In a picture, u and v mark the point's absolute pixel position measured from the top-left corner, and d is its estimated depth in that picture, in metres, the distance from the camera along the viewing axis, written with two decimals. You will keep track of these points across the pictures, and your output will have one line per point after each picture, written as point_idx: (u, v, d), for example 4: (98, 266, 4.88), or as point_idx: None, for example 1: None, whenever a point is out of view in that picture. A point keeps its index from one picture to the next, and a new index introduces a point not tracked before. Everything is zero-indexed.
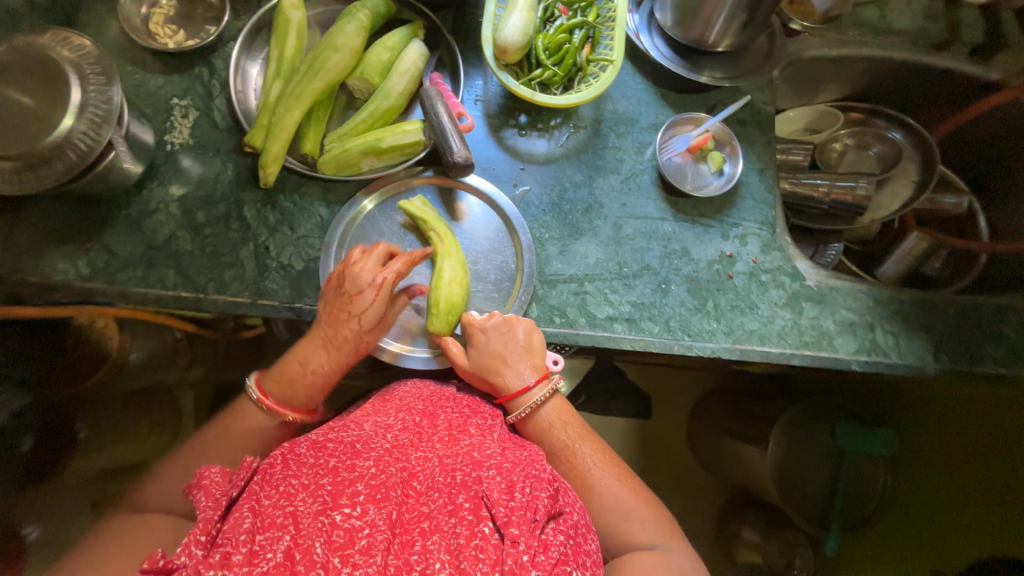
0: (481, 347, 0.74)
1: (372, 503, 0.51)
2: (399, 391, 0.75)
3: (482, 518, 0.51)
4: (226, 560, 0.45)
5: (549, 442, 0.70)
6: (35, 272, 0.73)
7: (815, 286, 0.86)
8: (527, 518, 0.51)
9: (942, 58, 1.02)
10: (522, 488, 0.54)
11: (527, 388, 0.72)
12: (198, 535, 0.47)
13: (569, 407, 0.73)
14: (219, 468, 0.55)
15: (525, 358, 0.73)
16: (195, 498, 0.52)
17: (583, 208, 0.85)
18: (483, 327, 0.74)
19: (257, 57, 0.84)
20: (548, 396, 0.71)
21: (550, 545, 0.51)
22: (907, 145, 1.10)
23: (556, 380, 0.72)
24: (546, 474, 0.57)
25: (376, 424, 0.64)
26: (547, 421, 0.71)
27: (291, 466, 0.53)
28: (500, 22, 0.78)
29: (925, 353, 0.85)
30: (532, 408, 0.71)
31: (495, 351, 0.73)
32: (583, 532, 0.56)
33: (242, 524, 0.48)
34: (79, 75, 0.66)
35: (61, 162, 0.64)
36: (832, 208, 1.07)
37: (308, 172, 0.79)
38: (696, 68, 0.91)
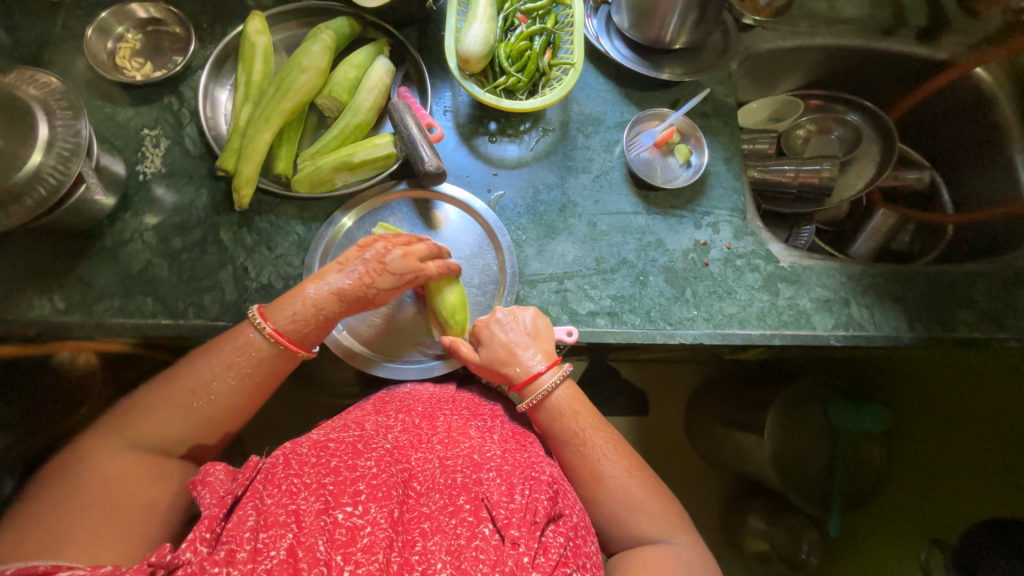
0: (489, 339, 0.73)
1: (374, 502, 0.51)
2: (400, 391, 0.75)
3: (483, 519, 0.52)
4: (231, 557, 0.45)
5: (562, 429, 0.68)
6: (12, 310, 0.73)
7: (788, 266, 0.88)
8: (527, 521, 0.52)
9: (889, 42, 1.06)
10: (522, 491, 0.55)
11: (537, 374, 0.70)
12: (202, 533, 0.47)
13: (580, 395, 0.71)
14: (224, 465, 0.54)
15: (533, 346, 0.73)
16: (199, 496, 0.51)
17: (557, 208, 0.87)
18: (489, 321, 0.74)
19: (226, 84, 0.85)
20: (558, 382, 0.70)
21: (550, 547, 0.52)
22: (866, 127, 1.15)
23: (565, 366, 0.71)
24: (545, 477, 0.58)
25: (377, 424, 0.64)
26: (558, 409, 0.69)
27: (293, 467, 0.53)
28: (461, 33, 0.80)
29: (899, 323, 0.87)
30: (543, 395, 0.69)
31: (504, 342, 0.73)
32: (583, 534, 0.56)
33: (245, 522, 0.48)
34: (46, 111, 0.66)
35: (31, 198, 0.64)
36: (800, 191, 1.10)
37: (282, 192, 0.80)
38: (656, 66, 0.94)
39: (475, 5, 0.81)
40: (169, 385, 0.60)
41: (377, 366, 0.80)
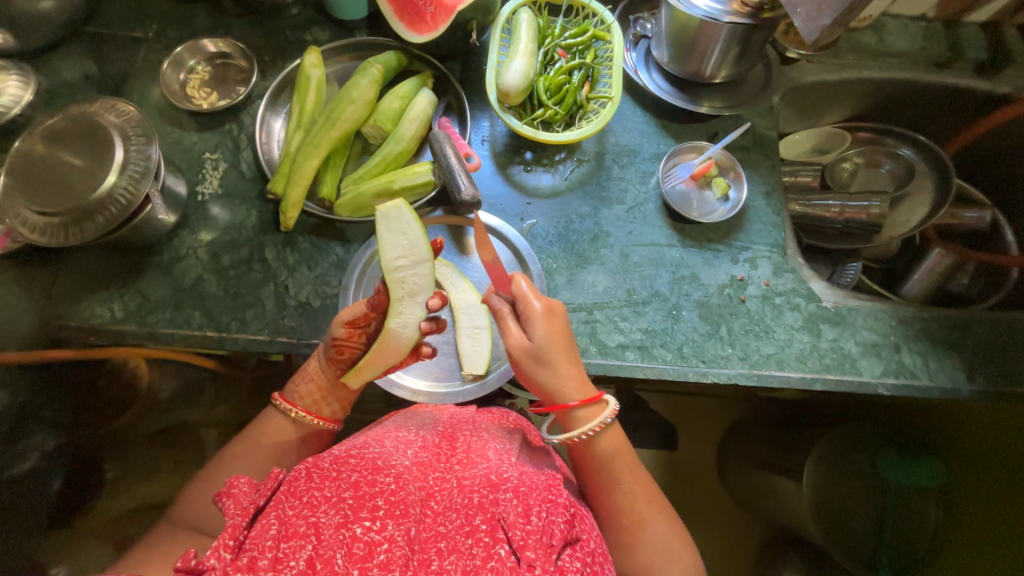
0: (542, 335, 0.64)
1: (391, 519, 0.51)
2: (423, 411, 0.76)
3: (499, 540, 0.51)
4: (252, 564, 0.46)
5: (612, 469, 0.64)
6: (76, 317, 0.78)
7: (832, 307, 0.84)
8: (544, 543, 0.50)
9: (945, 75, 1.02)
10: (539, 513, 0.54)
11: (582, 406, 0.64)
12: (226, 540, 0.48)
13: (622, 438, 0.66)
14: (248, 478, 0.55)
15: (580, 370, 0.66)
16: (223, 507, 0.52)
17: (589, 238, 0.87)
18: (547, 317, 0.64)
19: (281, 112, 0.91)
20: (596, 431, 0.64)
21: (568, 571, 0.50)
22: (919, 162, 1.09)
23: (608, 410, 0.64)
24: (563, 499, 0.57)
25: (397, 441, 0.65)
26: (608, 447, 0.65)
27: (314, 480, 0.54)
28: (502, 68, 0.83)
29: (957, 373, 0.81)
30: (587, 434, 0.64)
31: (556, 350, 0.64)
32: (601, 561, 0.55)
33: (268, 531, 0.49)
34: (123, 137, 0.73)
35: (103, 216, 0.70)
36: (846, 227, 1.06)
37: (325, 215, 0.84)
38: (695, 99, 0.94)
39: (517, 41, 0.84)
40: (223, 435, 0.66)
41: (414, 392, 0.81)
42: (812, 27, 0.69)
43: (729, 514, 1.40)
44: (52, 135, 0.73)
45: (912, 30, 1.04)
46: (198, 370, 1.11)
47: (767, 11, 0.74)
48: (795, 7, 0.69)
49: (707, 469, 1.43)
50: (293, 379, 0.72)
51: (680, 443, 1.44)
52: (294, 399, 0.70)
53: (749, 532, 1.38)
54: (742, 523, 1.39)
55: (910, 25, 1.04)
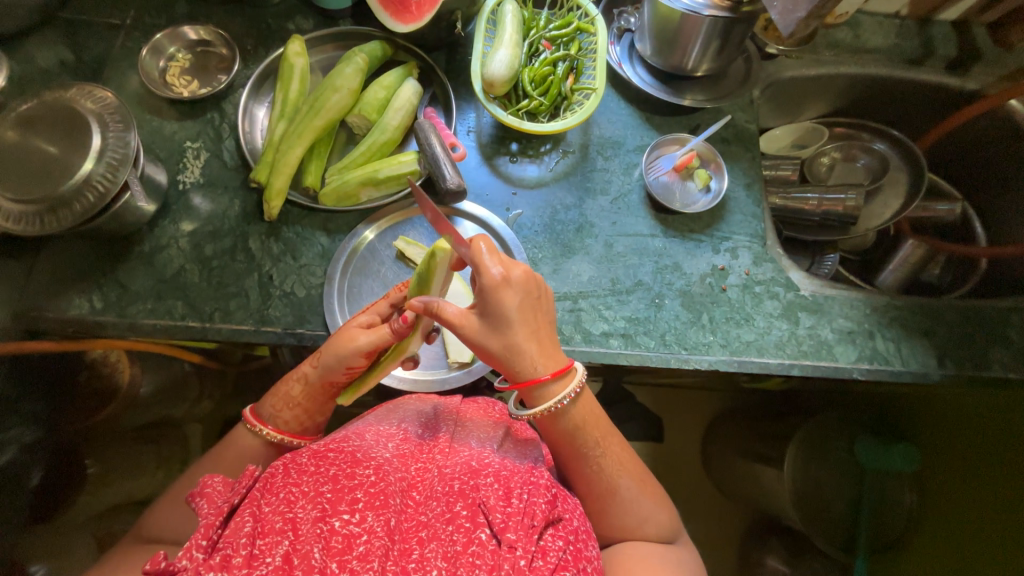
0: (501, 313, 0.60)
1: (371, 511, 0.51)
2: (406, 401, 0.76)
3: (480, 525, 0.52)
4: (226, 562, 0.46)
5: (578, 442, 0.64)
6: (53, 308, 0.77)
7: (810, 295, 0.87)
8: (525, 524, 0.52)
9: (918, 72, 1.05)
10: (520, 495, 0.55)
11: (549, 382, 0.62)
12: (199, 540, 0.48)
13: (595, 404, 0.66)
14: (222, 477, 0.55)
15: (546, 342, 0.63)
16: (196, 507, 0.52)
17: (574, 228, 0.88)
18: (504, 292, 0.59)
19: (264, 101, 0.90)
20: (572, 397, 0.63)
21: (548, 551, 0.51)
22: (894, 155, 1.13)
23: (578, 377, 0.64)
24: (544, 481, 0.58)
25: (378, 434, 0.65)
26: (574, 422, 0.64)
27: (292, 475, 0.54)
28: (487, 58, 0.83)
29: (928, 359, 0.84)
30: (556, 408, 0.63)
31: (520, 323, 0.61)
32: (584, 539, 0.56)
33: (242, 529, 0.48)
34: (100, 123, 0.71)
35: (80, 204, 0.69)
36: (823, 219, 1.09)
37: (310, 205, 0.83)
38: (678, 92, 0.95)
39: (502, 32, 0.84)
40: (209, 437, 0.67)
41: (399, 379, 0.82)
42: (789, 21, 0.72)
43: (712, 501, 1.43)
44: (25, 121, 0.71)
45: (887, 27, 1.06)
46: (181, 365, 1.09)
47: (745, 4, 0.76)
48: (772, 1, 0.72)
49: (692, 458, 1.46)
50: (264, 398, 0.68)
51: (666, 433, 1.47)
52: (269, 421, 0.66)
53: (732, 519, 1.42)
54: (726, 510, 1.42)
55: (885, 22, 1.07)
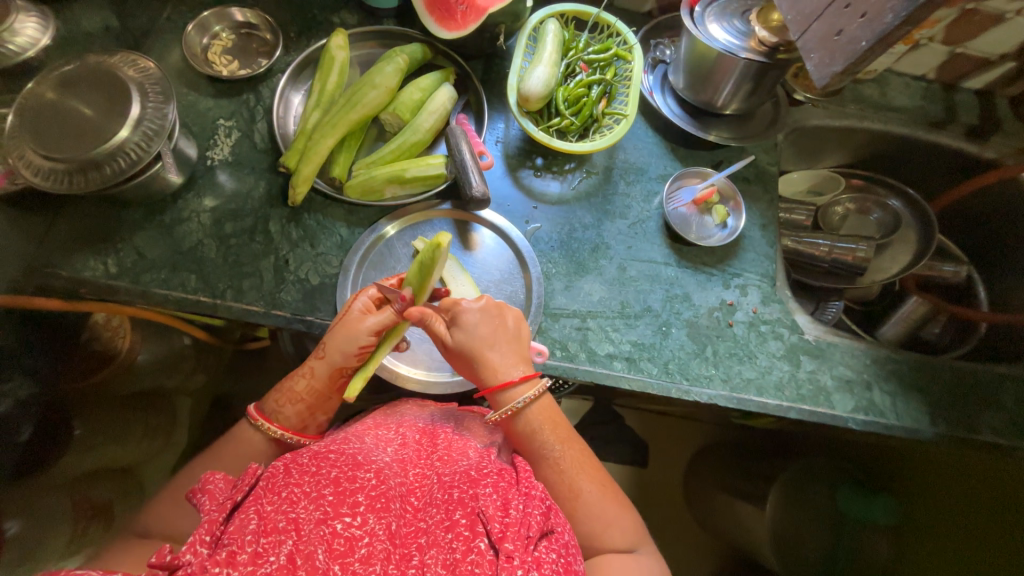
0: (469, 327, 0.69)
1: (372, 514, 0.52)
2: (401, 408, 0.78)
3: (479, 534, 0.52)
4: (231, 559, 0.45)
5: (538, 444, 0.67)
6: (66, 267, 0.77)
7: (813, 340, 0.88)
8: (522, 535, 0.51)
9: (938, 135, 1.07)
10: (516, 506, 0.55)
11: (515, 383, 0.68)
12: (203, 535, 0.48)
13: (553, 407, 0.70)
14: (224, 474, 0.55)
15: (516, 351, 0.71)
16: (198, 502, 0.52)
17: (590, 248, 0.89)
18: (471, 307, 0.70)
19: (301, 88, 0.92)
20: (532, 398, 0.68)
21: (544, 562, 0.51)
22: (905, 213, 1.15)
23: (542, 381, 0.69)
24: (538, 492, 0.58)
25: (377, 437, 0.67)
26: (531, 424, 0.68)
27: (293, 475, 0.55)
28: (525, 74, 0.85)
29: (921, 416, 0.85)
30: (516, 408, 0.68)
31: (485, 338, 0.70)
32: (574, 553, 0.55)
33: (247, 526, 0.48)
34: (141, 92, 0.72)
35: (110, 168, 0.70)
36: (832, 267, 1.11)
37: (334, 195, 0.84)
38: (705, 127, 0.97)
39: (542, 50, 0.86)
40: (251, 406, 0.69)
41: (403, 376, 0.81)
42: (823, 74, 0.71)
43: (691, 533, 1.43)
44: (65, 82, 0.72)
45: (912, 88, 1.09)
46: (182, 337, 1.09)
47: (781, 51, 0.79)
48: (810, 52, 0.73)
49: (676, 487, 1.46)
50: (271, 393, 0.70)
51: (651, 461, 1.47)
52: (273, 417, 0.68)
53: (710, 555, 1.41)
54: (704, 544, 1.42)
55: (910, 83, 1.09)
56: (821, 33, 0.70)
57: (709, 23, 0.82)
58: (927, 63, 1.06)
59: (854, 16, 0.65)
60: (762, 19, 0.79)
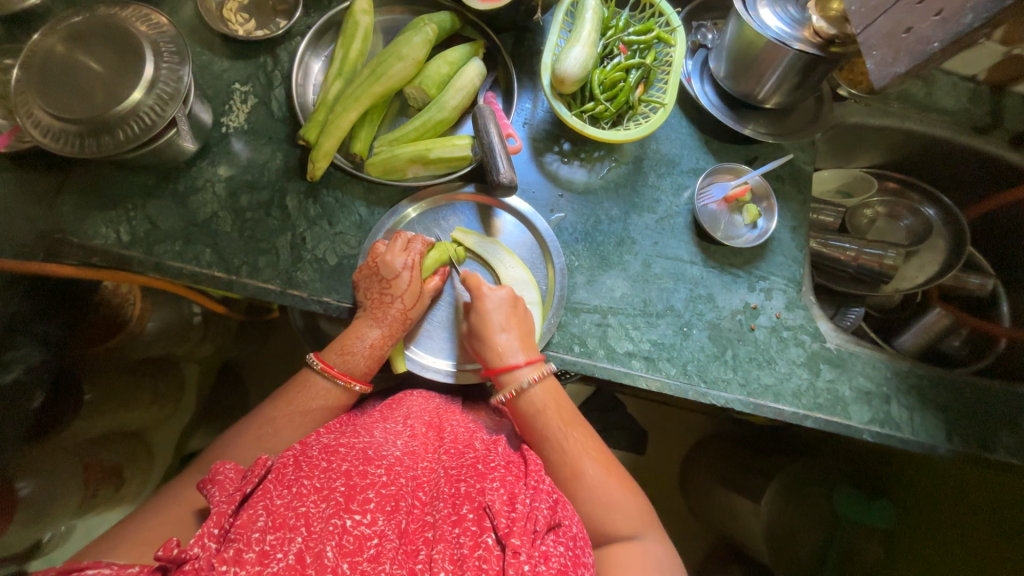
0: (482, 311, 0.74)
1: (382, 514, 0.52)
2: (407, 399, 0.78)
3: (486, 529, 0.51)
4: (239, 557, 0.45)
5: (541, 426, 0.69)
6: (79, 233, 0.75)
7: (835, 348, 0.86)
8: (528, 530, 0.50)
9: (981, 141, 1.02)
10: (523, 500, 0.54)
11: (520, 366, 0.71)
12: (211, 528, 0.47)
13: (559, 391, 0.71)
14: (234, 465, 0.55)
15: (524, 338, 0.74)
16: (209, 493, 0.52)
17: (615, 242, 0.86)
18: (492, 297, 0.74)
19: (322, 54, 0.87)
20: (536, 379, 0.70)
21: (551, 556, 0.50)
22: (939, 223, 1.11)
23: (547, 367, 0.73)
24: (546, 486, 0.57)
25: (386, 431, 0.66)
26: (534, 405, 0.70)
27: (303, 469, 0.54)
28: (561, 53, 0.80)
29: (937, 432, 0.84)
30: (519, 389, 0.70)
31: (496, 324, 0.73)
32: (582, 545, 0.55)
33: (255, 521, 0.48)
34: (155, 51, 0.68)
35: (123, 133, 0.66)
36: (858, 272, 1.08)
37: (354, 171, 0.81)
38: (742, 120, 0.92)
39: (579, 28, 0.81)
40: (338, 340, 0.73)
41: (422, 365, 0.80)
42: (884, 73, 0.68)
43: (684, 522, 1.45)
44: (74, 34, 0.67)
45: (960, 89, 1.03)
46: (189, 305, 1.07)
47: (835, 45, 0.73)
48: (872, 49, 0.68)
49: (672, 477, 1.48)
50: (332, 339, 0.73)
51: (649, 449, 1.49)
52: (341, 366, 0.71)
53: (699, 543, 1.44)
54: (695, 533, 1.45)
55: (958, 84, 1.03)
56: (888, 29, 0.66)
57: (761, 7, 0.76)
58: (981, 62, 1.00)
59: (927, 14, 0.63)
60: (819, 6, 0.75)
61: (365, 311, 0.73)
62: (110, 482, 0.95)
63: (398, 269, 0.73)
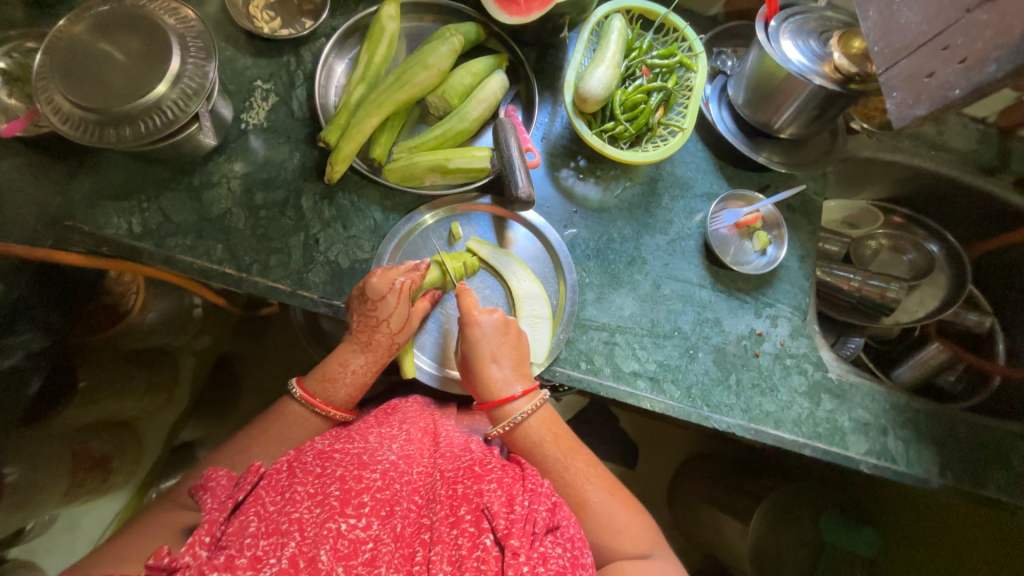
0: (474, 340, 0.72)
1: (377, 518, 0.52)
2: (403, 405, 0.76)
3: (484, 530, 0.51)
4: (230, 562, 0.45)
5: (539, 458, 0.68)
6: (89, 221, 0.74)
7: (836, 378, 0.87)
8: (527, 531, 0.50)
9: (987, 182, 1.03)
10: (522, 502, 0.54)
11: (515, 398, 0.70)
12: (202, 536, 0.48)
13: (557, 420, 0.71)
14: (226, 472, 0.56)
15: (518, 365, 0.73)
16: (201, 500, 0.53)
17: (626, 260, 0.87)
18: (483, 323, 0.73)
19: (346, 57, 0.87)
20: (532, 411, 0.70)
21: (550, 557, 0.50)
22: (941, 257, 1.13)
23: (542, 394, 0.72)
24: (544, 488, 0.57)
25: (381, 435, 0.66)
26: (531, 437, 0.69)
27: (298, 474, 0.54)
28: (585, 73, 0.81)
29: (931, 466, 0.85)
30: (515, 423, 0.69)
31: (488, 353, 0.72)
32: (581, 545, 0.55)
33: (247, 528, 0.48)
34: (182, 45, 0.68)
35: (143, 125, 0.66)
36: (859, 303, 1.10)
37: (371, 175, 0.81)
38: (757, 147, 0.93)
39: (604, 48, 0.82)
40: (322, 365, 0.72)
41: (430, 374, 0.80)
42: (904, 115, 0.70)
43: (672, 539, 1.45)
44: (101, 22, 0.67)
45: (969, 130, 1.05)
46: (191, 297, 1.06)
47: (855, 82, 0.75)
48: (892, 90, 0.70)
49: (663, 493, 1.48)
50: (315, 365, 0.73)
51: (641, 464, 1.49)
52: (324, 394, 0.70)
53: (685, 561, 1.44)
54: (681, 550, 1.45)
55: (969, 124, 1.05)
56: (910, 72, 0.68)
57: (784, 39, 0.78)
58: (992, 106, 1.02)
59: (950, 60, 0.64)
60: (842, 44, 0.76)
61: (351, 337, 0.73)
62: (99, 472, 0.93)
63: (385, 293, 0.71)
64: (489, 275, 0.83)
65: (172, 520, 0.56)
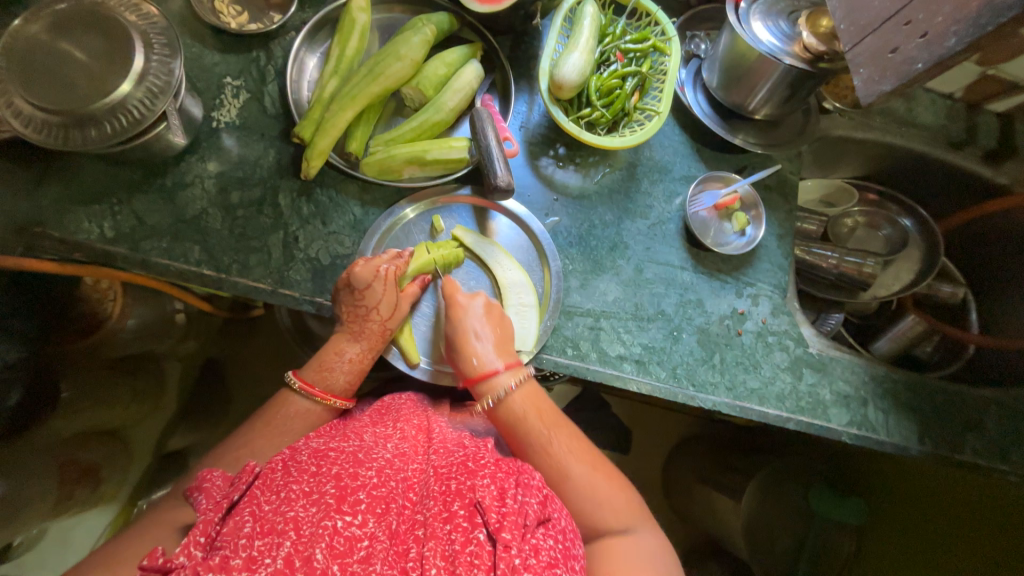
0: (458, 320, 0.74)
1: (373, 515, 0.52)
2: (396, 403, 0.77)
3: (477, 525, 0.51)
4: (226, 563, 0.45)
5: (522, 433, 0.68)
6: (59, 227, 0.72)
7: (817, 353, 0.89)
8: (519, 524, 0.51)
9: (956, 156, 1.06)
10: (514, 495, 0.54)
11: (498, 372, 0.71)
12: (197, 537, 0.48)
13: (541, 396, 0.71)
14: (221, 473, 0.56)
15: (500, 344, 0.74)
16: (196, 501, 0.53)
17: (608, 246, 0.88)
18: (466, 304, 0.75)
19: (317, 51, 0.86)
20: (514, 384, 0.70)
21: (540, 549, 0.51)
22: (914, 233, 1.15)
23: (525, 370, 0.73)
24: (536, 481, 0.58)
25: (376, 434, 0.66)
26: (514, 411, 0.69)
27: (292, 474, 0.54)
28: (559, 59, 0.81)
29: (910, 434, 0.88)
30: (498, 398, 0.70)
31: (471, 330, 0.74)
32: (572, 537, 0.56)
33: (241, 528, 0.48)
34: (145, 42, 0.66)
35: (110, 125, 0.64)
36: (838, 279, 1.13)
37: (349, 170, 0.80)
38: (732, 129, 0.94)
39: (577, 34, 0.82)
40: (319, 355, 0.73)
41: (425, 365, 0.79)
42: (871, 90, 0.72)
43: (667, 520, 1.48)
44: (59, 20, 0.65)
45: (938, 106, 1.07)
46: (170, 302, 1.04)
47: (824, 61, 0.76)
48: (859, 66, 0.72)
49: (656, 475, 1.51)
50: (311, 356, 0.73)
51: (634, 449, 1.51)
52: (322, 383, 0.71)
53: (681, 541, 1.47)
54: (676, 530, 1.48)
55: (937, 100, 1.07)
56: (874, 48, 0.69)
57: (754, 21, 0.78)
58: (957, 81, 1.04)
59: (912, 35, 0.66)
60: (810, 24, 0.76)
61: (344, 327, 0.73)
62: (85, 482, 0.92)
63: (372, 281, 0.71)
64: (474, 265, 0.83)
65: (159, 524, 0.56)
